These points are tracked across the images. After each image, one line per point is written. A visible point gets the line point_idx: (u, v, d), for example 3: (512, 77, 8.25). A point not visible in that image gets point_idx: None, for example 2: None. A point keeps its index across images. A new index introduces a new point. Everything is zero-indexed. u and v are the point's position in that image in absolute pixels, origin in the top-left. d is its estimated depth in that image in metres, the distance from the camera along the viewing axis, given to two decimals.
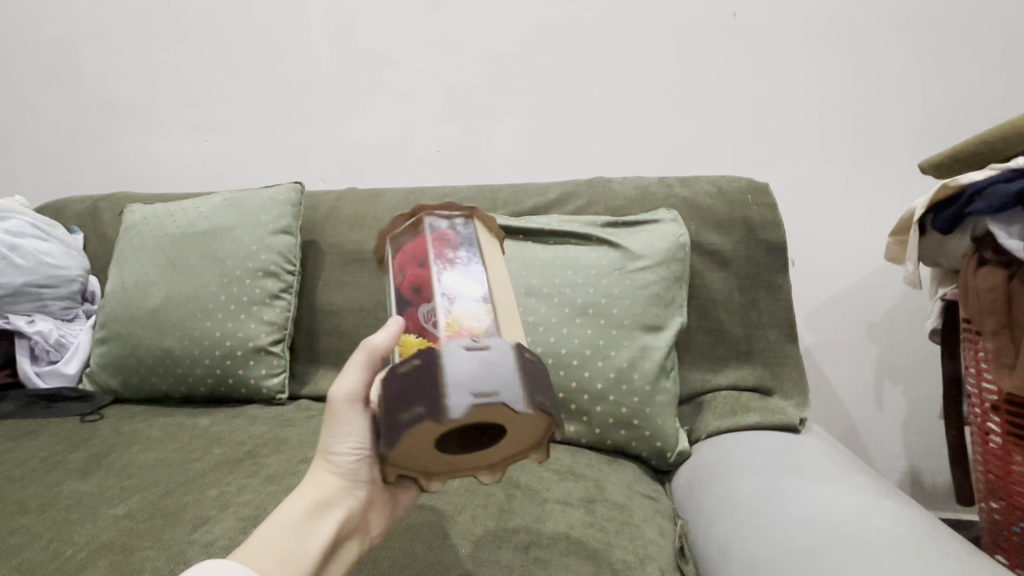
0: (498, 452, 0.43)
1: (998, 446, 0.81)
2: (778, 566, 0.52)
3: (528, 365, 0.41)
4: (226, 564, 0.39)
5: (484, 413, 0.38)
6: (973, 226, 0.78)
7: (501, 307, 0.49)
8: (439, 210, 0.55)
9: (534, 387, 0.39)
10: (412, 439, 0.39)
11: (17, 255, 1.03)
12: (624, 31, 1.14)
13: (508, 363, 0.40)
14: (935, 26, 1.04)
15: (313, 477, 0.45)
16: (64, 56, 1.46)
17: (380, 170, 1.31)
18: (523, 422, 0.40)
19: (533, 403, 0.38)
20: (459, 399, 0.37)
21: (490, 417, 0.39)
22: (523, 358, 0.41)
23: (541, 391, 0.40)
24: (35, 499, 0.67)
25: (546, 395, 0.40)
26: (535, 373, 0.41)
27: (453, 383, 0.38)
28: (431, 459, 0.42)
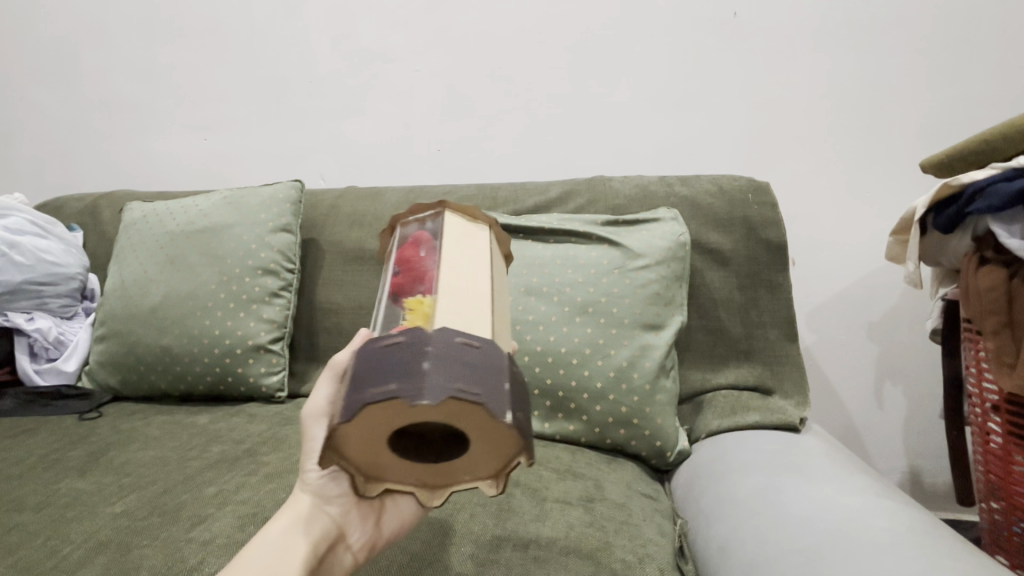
0: (487, 457, 0.40)
1: (999, 446, 0.81)
2: (777, 566, 0.52)
3: (447, 350, 0.36)
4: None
5: (394, 412, 0.36)
6: (973, 226, 0.77)
7: (458, 286, 0.46)
8: (412, 213, 0.59)
9: (447, 374, 0.34)
10: (359, 446, 0.40)
11: (17, 252, 1.02)
12: (624, 30, 1.14)
13: (414, 352, 0.35)
14: (937, 26, 1.03)
15: (290, 501, 0.48)
16: (63, 53, 1.46)
17: (380, 169, 1.30)
18: (451, 414, 0.35)
19: (431, 393, 0.33)
20: (356, 398, 0.35)
21: (408, 415, 0.36)
22: (443, 344, 0.36)
23: (462, 378, 0.34)
24: (32, 497, 0.67)
25: (471, 381, 0.35)
26: (461, 359, 0.36)
27: (357, 382, 0.36)
28: (413, 468, 0.42)
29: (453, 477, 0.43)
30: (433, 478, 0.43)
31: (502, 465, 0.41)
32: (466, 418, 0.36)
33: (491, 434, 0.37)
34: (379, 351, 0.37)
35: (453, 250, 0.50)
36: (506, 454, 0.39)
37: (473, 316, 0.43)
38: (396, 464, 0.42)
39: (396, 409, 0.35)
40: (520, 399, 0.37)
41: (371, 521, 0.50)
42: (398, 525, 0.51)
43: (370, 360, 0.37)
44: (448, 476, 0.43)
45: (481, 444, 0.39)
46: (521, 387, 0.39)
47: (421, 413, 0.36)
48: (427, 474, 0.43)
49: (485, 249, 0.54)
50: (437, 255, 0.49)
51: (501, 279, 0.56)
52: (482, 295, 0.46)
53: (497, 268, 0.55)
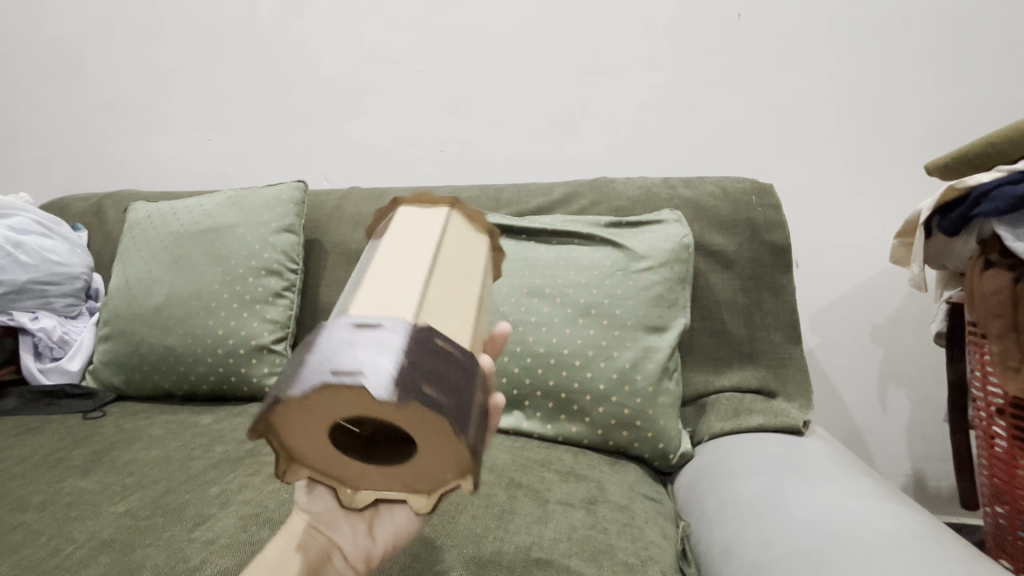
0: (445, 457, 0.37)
1: (1003, 450, 0.80)
2: (781, 569, 0.52)
3: (339, 336, 0.33)
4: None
5: (306, 421, 0.36)
6: (979, 228, 0.77)
7: (383, 274, 0.40)
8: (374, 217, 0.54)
9: (328, 360, 0.32)
10: (322, 457, 0.40)
11: (21, 251, 1.03)
12: (628, 31, 1.14)
13: (306, 347, 0.34)
14: (943, 28, 1.03)
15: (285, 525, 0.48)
16: (69, 53, 1.46)
17: (384, 171, 1.31)
18: (350, 403, 0.33)
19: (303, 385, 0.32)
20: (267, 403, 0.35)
21: (317, 419, 0.35)
22: (335, 331, 0.34)
23: (342, 360, 0.32)
24: (36, 496, 0.67)
25: (351, 362, 0.32)
26: (350, 342, 0.33)
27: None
28: (396, 475, 0.41)
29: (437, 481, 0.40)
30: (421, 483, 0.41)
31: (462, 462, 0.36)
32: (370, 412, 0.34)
33: (410, 423, 0.34)
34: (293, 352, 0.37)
35: (391, 239, 0.44)
36: (454, 449, 0.35)
37: (387, 303, 0.37)
38: (374, 473, 0.41)
39: (300, 416, 0.35)
40: (435, 376, 0.33)
41: (362, 530, 0.47)
42: (393, 534, 0.46)
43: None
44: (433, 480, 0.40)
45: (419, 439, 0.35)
46: (445, 361, 0.34)
47: (324, 415, 0.35)
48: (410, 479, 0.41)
49: (437, 219, 0.47)
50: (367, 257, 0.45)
51: (471, 253, 0.47)
52: (411, 272, 0.39)
53: (459, 240, 0.47)
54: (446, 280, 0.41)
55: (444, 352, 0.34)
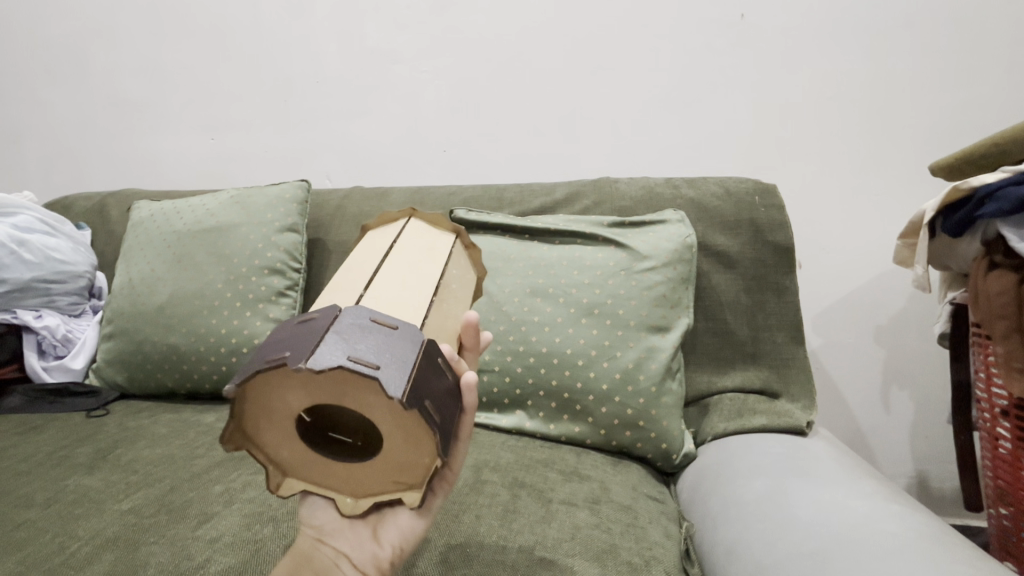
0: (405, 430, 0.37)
1: (1007, 451, 0.80)
2: (785, 569, 0.52)
3: (283, 332, 0.37)
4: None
5: (273, 420, 0.40)
6: (983, 230, 0.77)
7: (339, 285, 0.45)
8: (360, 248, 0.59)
9: (271, 350, 0.36)
10: (309, 463, 0.42)
11: (25, 250, 1.03)
12: (631, 31, 1.14)
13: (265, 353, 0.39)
14: (947, 28, 1.03)
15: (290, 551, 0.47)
16: (72, 53, 1.47)
17: (387, 170, 1.31)
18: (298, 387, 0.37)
19: (245, 372, 0.36)
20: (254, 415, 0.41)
21: (280, 417, 0.40)
22: (282, 330, 0.38)
23: (280, 348, 0.36)
24: (40, 494, 0.67)
25: (284, 347, 0.35)
26: (288, 333, 0.37)
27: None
28: (378, 471, 0.41)
29: (414, 467, 0.40)
30: (404, 475, 0.41)
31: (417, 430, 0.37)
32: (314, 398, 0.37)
33: (348, 392, 0.36)
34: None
35: (357, 257, 0.49)
36: (401, 418, 0.37)
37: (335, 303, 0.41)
38: (360, 474, 0.42)
39: (267, 418, 0.40)
40: (358, 345, 0.34)
41: (366, 537, 0.45)
42: (397, 535, 0.44)
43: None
44: (410, 468, 0.40)
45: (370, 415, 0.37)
46: (371, 331, 0.35)
47: (284, 411, 0.39)
48: (392, 472, 0.41)
49: (392, 234, 0.50)
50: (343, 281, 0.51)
51: (434, 246, 0.50)
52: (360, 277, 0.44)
53: (417, 238, 0.50)
54: (397, 274, 0.44)
55: (374, 326, 0.36)
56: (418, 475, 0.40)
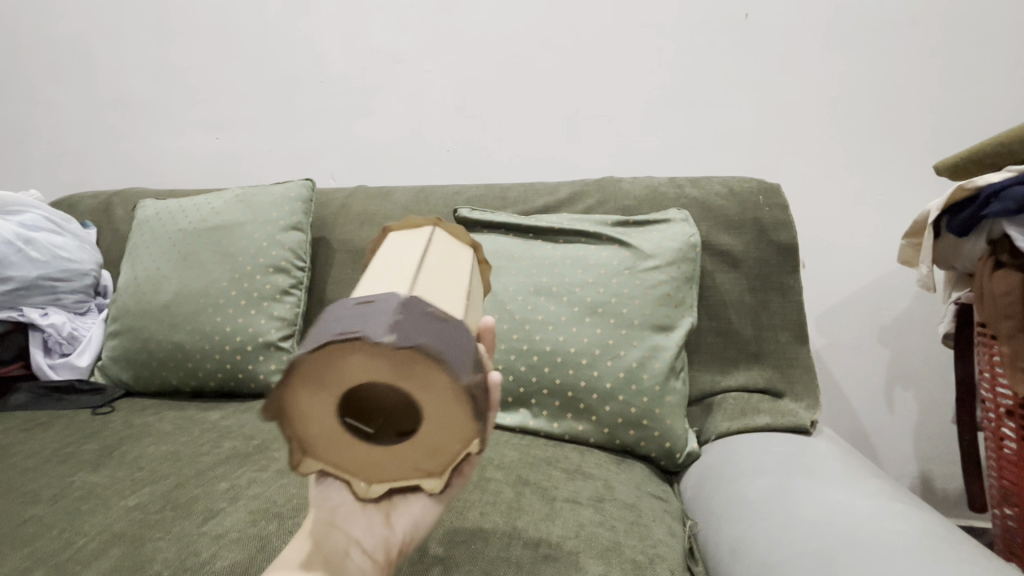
0: (450, 414, 0.36)
1: (1012, 451, 0.80)
2: (790, 567, 0.51)
3: (341, 313, 0.37)
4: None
5: (317, 391, 0.36)
6: (988, 230, 0.77)
7: (377, 275, 0.44)
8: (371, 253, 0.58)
9: (333, 327, 0.36)
10: (334, 444, 0.39)
11: (32, 248, 1.04)
12: (635, 30, 1.14)
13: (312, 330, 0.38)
14: (953, 27, 1.02)
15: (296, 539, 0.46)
16: (77, 52, 1.47)
17: (391, 169, 1.31)
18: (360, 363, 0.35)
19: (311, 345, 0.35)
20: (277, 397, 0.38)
21: (324, 386, 0.36)
22: (340, 311, 0.38)
23: (344, 325, 0.35)
24: (47, 490, 0.68)
25: (352, 325, 0.35)
26: (350, 314, 0.36)
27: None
28: (406, 455, 0.39)
29: (442, 455, 0.39)
30: (430, 462, 0.39)
31: (467, 415, 0.36)
32: (377, 367, 0.35)
33: (413, 371, 0.35)
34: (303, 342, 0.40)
35: (386, 251, 0.50)
36: (456, 401, 0.36)
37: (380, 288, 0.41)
38: (385, 459, 0.39)
39: (310, 382, 0.36)
40: (428, 331, 0.35)
41: (379, 522, 0.45)
42: (411, 521, 0.45)
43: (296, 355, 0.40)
44: (439, 455, 0.39)
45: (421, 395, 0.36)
46: (435, 320, 0.36)
47: (335, 382, 0.36)
48: (418, 457, 0.39)
49: (422, 235, 0.52)
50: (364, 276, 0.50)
51: (459, 257, 0.52)
52: (401, 266, 0.44)
53: (446, 250, 0.52)
54: (434, 270, 0.45)
55: (434, 316, 0.37)
56: (444, 463, 0.39)
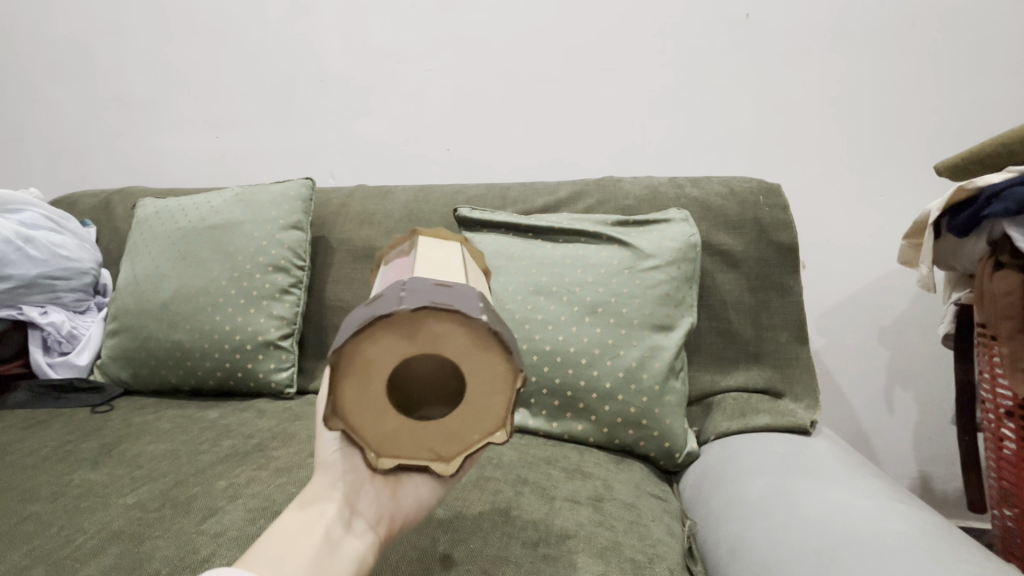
0: (488, 401, 0.38)
1: (1012, 452, 0.80)
2: (789, 567, 0.51)
3: (420, 286, 0.38)
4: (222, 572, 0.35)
5: (384, 348, 0.36)
6: (989, 229, 0.76)
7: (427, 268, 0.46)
8: (392, 248, 0.59)
9: (420, 296, 0.37)
10: (364, 409, 0.38)
11: (31, 246, 1.03)
12: (636, 31, 1.14)
13: (390, 292, 0.38)
14: (954, 28, 1.02)
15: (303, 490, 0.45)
16: (77, 51, 1.47)
17: (391, 168, 1.31)
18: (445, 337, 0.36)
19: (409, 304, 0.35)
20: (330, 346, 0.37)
21: (399, 340, 0.36)
22: (415, 283, 0.38)
23: (434, 296, 0.37)
24: (46, 488, 0.68)
25: (445, 298, 0.37)
26: (433, 288, 0.38)
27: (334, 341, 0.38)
28: (427, 434, 0.39)
29: (463, 439, 0.39)
30: (447, 446, 0.40)
31: (506, 404, 0.38)
32: (458, 334, 0.37)
33: (483, 354, 0.37)
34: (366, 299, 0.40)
35: (428, 251, 0.51)
36: (503, 385, 0.38)
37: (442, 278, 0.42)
38: (406, 433, 0.39)
39: (390, 329, 0.36)
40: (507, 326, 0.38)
41: (385, 495, 0.44)
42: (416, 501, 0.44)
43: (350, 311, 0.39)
44: (459, 440, 0.40)
45: (474, 374, 0.38)
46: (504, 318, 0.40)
47: (408, 346, 0.37)
48: (438, 439, 0.39)
49: (459, 253, 0.54)
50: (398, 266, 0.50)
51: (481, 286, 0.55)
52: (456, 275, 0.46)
53: (476, 273, 0.55)
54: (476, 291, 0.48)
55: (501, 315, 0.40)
56: (460, 449, 0.40)
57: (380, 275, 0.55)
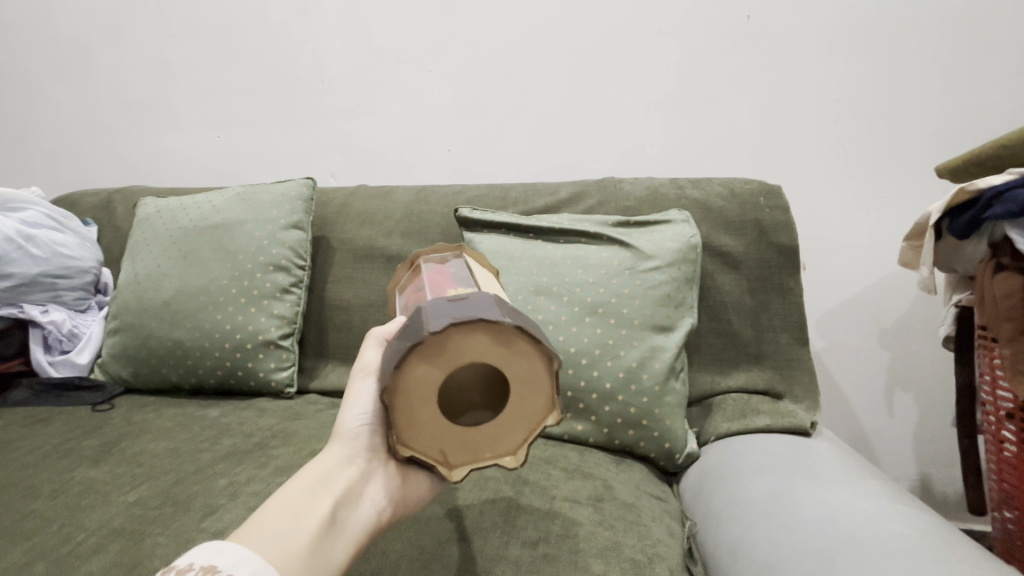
0: (513, 426, 0.41)
1: (1013, 454, 0.80)
2: (790, 567, 0.51)
3: (504, 308, 0.41)
4: (225, 548, 0.40)
5: (464, 346, 0.38)
6: (990, 232, 0.77)
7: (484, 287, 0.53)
8: (432, 253, 0.65)
9: (509, 314, 0.40)
10: (413, 393, 0.39)
11: (32, 245, 1.04)
12: (636, 32, 1.14)
13: (478, 301, 0.41)
14: (956, 30, 1.02)
15: (319, 456, 0.48)
16: (79, 52, 1.48)
17: (391, 168, 1.32)
18: (515, 360, 0.39)
19: (507, 320, 0.38)
20: (417, 335, 0.38)
21: (490, 343, 0.39)
22: (502, 304, 0.42)
23: (520, 320, 0.40)
24: (47, 486, 0.68)
25: (530, 325, 0.40)
26: (517, 315, 0.41)
27: (413, 328, 0.39)
28: (450, 436, 0.41)
29: (475, 452, 0.42)
30: (458, 454, 0.42)
31: (527, 433, 0.41)
32: (534, 359, 0.40)
33: (535, 385, 0.40)
34: (447, 302, 0.41)
35: (477, 271, 0.59)
36: (535, 418, 0.41)
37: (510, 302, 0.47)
38: (432, 427, 0.41)
39: (485, 329, 0.38)
40: None
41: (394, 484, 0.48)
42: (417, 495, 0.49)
43: (431, 308, 0.40)
44: (471, 452, 0.42)
45: (520, 398, 0.41)
46: None
47: (481, 351, 0.39)
48: (453, 445, 0.41)
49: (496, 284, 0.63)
50: (448, 272, 0.57)
51: None
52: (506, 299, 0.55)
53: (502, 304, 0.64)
54: None
55: None
56: (470, 460, 0.42)
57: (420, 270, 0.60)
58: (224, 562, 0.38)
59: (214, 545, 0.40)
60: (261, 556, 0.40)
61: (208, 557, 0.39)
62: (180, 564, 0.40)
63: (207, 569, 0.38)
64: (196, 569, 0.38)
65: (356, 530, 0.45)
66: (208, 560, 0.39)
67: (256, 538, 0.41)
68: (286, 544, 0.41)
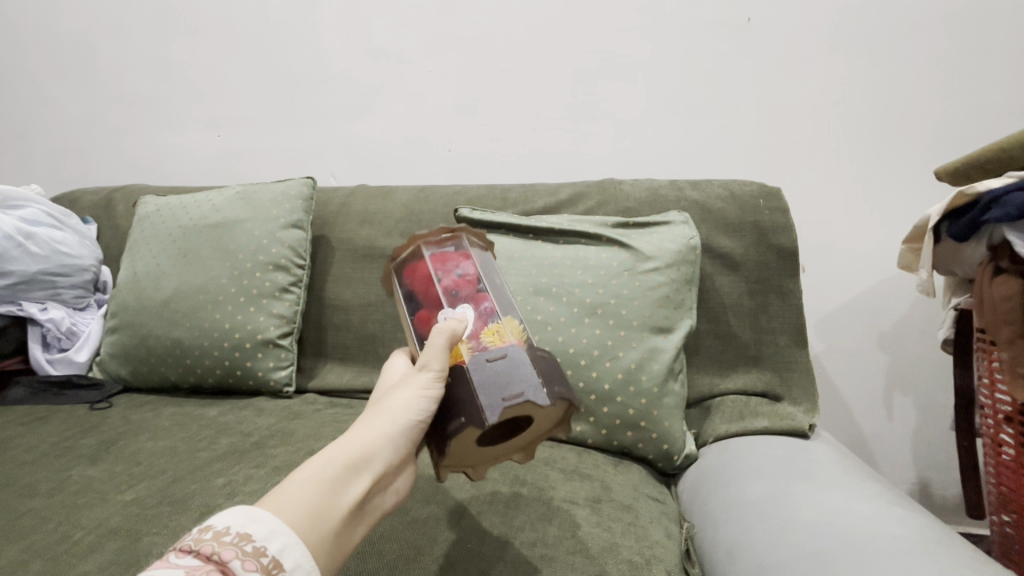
0: (496, 453, 0.52)
1: (1011, 458, 0.80)
2: (789, 570, 0.51)
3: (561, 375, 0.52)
4: (265, 518, 0.38)
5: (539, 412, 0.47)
6: (989, 235, 0.77)
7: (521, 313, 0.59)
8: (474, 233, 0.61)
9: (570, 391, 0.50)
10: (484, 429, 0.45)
11: (32, 242, 1.03)
12: (638, 34, 1.14)
13: (553, 368, 0.50)
14: (956, 33, 1.02)
15: (360, 429, 0.46)
16: (81, 50, 1.47)
17: (392, 167, 1.32)
18: (542, 426, 0.50)
19: (576, 403, 0.49)
20: (539, 394, 0.45)
21: (550, 416, 0.48)
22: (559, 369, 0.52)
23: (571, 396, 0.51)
24: (45, 484, 0.68)
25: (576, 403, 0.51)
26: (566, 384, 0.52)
27: (526, 375, 0.46)
28: (464, 451, 0.49)
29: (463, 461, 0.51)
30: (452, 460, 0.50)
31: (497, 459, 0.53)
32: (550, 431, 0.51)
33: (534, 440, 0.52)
34: (538, 356, 0.50)
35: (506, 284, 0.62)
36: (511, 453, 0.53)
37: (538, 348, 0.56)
38: (462, 446, 0.48)
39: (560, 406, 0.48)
40: None
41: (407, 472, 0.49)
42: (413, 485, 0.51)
43: (533, 360, 0.48)
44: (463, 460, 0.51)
45: (516, 444, 0.51)
46: None
47: (540, 418, 0.48)
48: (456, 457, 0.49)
49: None
50: (490, 279, 0.58)
51: None
52: None
53: None
54: None
55: None
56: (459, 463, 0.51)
57: (462, 254, 0.58)
58: (259, 531, 0.37)
59: (250, 510, 0.38)
60: (298, 535, 0.39)
61: (244, 524, 0.37)
62: (214, 524, 0.37)
63: (244, 537, 0.36)
64: (232, 535, 0.36)
65: (373, 514, 0.45)
66: (245, 526, 0.37)
67: (291, 508, 0.40)
68: (320, 525, 0.40)
